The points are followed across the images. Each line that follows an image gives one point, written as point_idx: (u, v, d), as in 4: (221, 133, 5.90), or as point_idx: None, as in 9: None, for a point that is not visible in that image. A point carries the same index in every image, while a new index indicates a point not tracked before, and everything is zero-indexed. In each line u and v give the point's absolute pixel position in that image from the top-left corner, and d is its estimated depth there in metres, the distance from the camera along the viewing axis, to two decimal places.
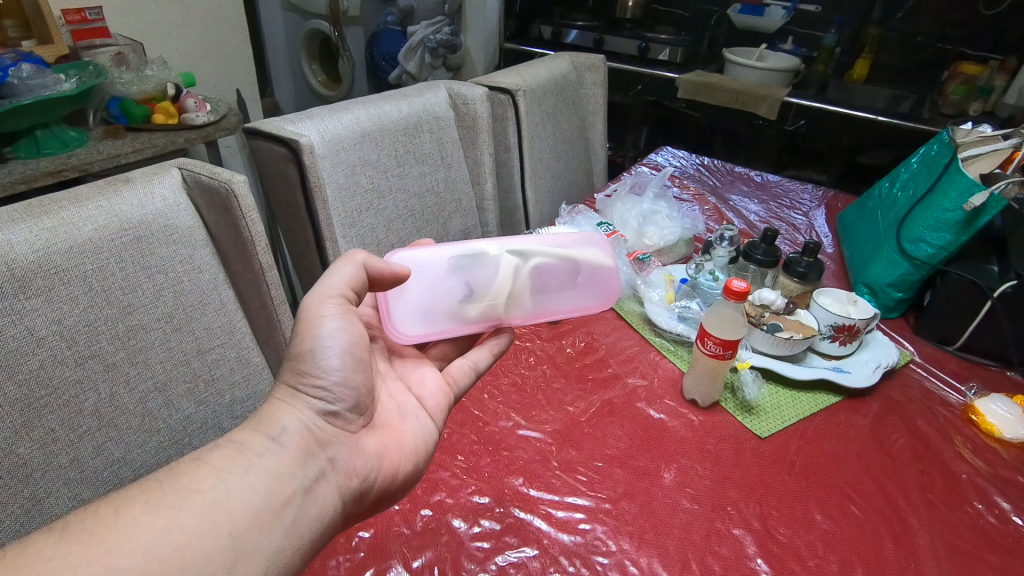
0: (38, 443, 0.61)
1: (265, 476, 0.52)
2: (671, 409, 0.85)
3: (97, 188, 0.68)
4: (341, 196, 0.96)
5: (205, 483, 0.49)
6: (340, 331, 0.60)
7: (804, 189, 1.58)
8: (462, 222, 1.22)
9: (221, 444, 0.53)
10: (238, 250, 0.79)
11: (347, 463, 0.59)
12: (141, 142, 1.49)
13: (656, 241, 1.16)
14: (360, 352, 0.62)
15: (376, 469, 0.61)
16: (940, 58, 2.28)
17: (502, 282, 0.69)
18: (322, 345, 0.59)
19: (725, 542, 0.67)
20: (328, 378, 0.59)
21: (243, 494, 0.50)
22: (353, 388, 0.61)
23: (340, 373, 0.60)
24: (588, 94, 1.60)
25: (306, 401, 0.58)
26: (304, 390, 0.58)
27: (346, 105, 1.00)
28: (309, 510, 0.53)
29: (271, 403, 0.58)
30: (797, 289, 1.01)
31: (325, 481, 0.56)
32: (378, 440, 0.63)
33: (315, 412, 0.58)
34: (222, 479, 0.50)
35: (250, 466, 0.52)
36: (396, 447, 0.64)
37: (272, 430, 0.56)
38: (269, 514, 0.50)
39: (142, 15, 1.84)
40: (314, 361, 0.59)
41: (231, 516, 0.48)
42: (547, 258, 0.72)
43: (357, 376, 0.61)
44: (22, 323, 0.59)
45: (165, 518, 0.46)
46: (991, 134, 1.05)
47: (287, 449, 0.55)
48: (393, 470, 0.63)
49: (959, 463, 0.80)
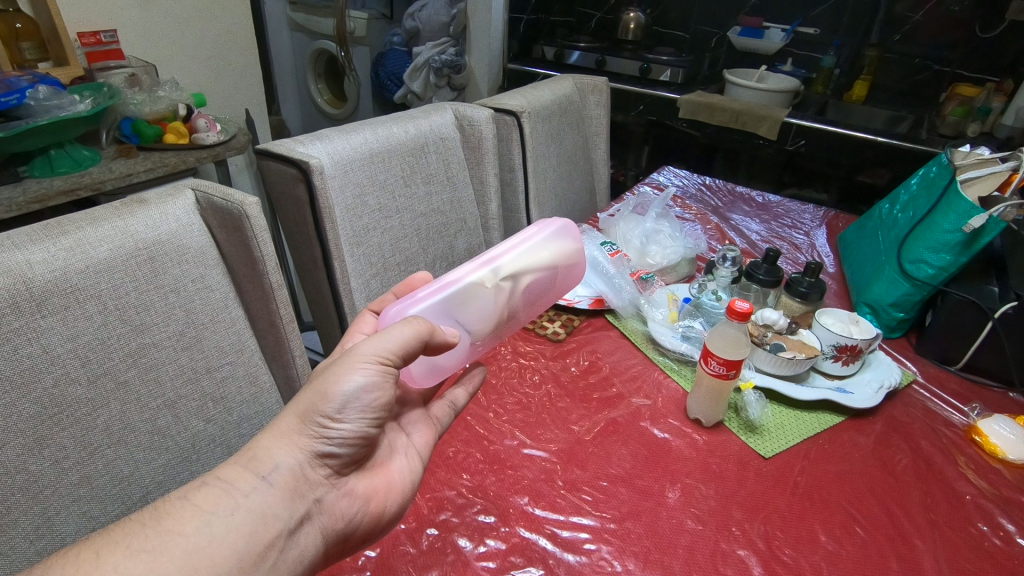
0: (49, 460, 0.62)
1: (250, 517, 0.52)
2: (675, 429, 0.85)
3: (113, 209, 0.69)
4: (350, 216, 0.98)
5: (188, 526, 0.50)
6: (369, 388, 0.58)
7: (805, 209, 1.59)
8: (467, 241, 1.23)
9: (209, 482, 0.54)
10: (248, 269, 0.80)
11: (333, 505, 0.59)
12: (153, 161, 1.52)
13: (659, 260, 1.17)
14: (382, 410, 0.59)
15: (362, 511, 0.61)
16: (937, 80, 2.32)
17: (498, 311, 0.71)
18: (347, 393, 0.57)
19: (730, 563, 0.67)
20: (341, 427, 0.57)
21: (226, 538, 0.51)
22: (360, 441, 0.59)
23: (354, 424, 0.58)
24: (591, 115, 1.63)
25: (309, 439, 0.57)
26: (312, 428, 0.57)
27: (355, 126, 1.03)
28: (289, 555, 0.54)
29: (268, 433, 0.57)
30: (798, 308, 1.00)
31: (309, 524, 0.56)
32: (367, 481, 0.63)
33: (312, 453, 0.57)
34: (205, 521, 0.51)
35: (236, 507, 0.52)
36: (384, 488, 0.63)
37: (262, 468, 0.55)
38: (250, 560, 0.51)
39: (155, 37, 1.88)
40: (334, 404, 0.57)
41: (212, 561, 0.49)
42: (532, 274, 0.74)
43: (369, 428, 0.60)
44: (38, 341, 0.60)
45: (145, 564, 0.47)
46: (989, 156, 1.07)
47: (275, 489, 0.55)
48: (378, 513, 0.62)
49: (963, 484, 0.80)
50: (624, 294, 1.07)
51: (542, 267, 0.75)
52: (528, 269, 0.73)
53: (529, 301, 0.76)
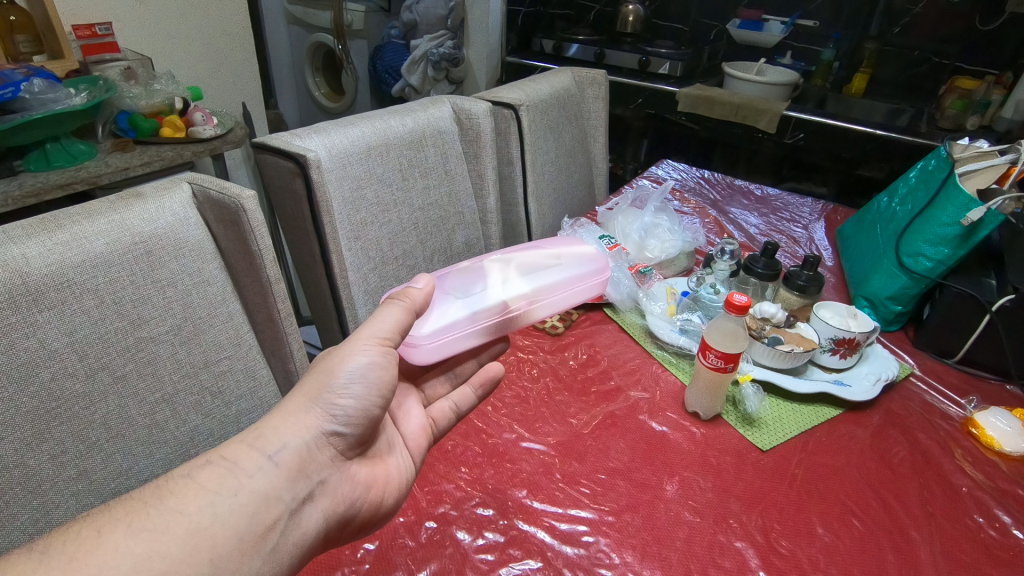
0: (48, 455, 0.62)
1: (253, 498, 0.52)
2: (673, 422, 0.86)
3: (110, 203, 0.69)
4: (347, 209, 0.98)
5: (191, 504, 0.50)
6: (374, 365, 0.60)
7: (804, 202, 1.59)
8: (465, 235, 1.23)
9: (213, 461, 0.53)
10: (246, 264, 0.79)
11: (335, 489, 0.59)
12: (150, 155, 1.52)
13: (658, 254, 1.17)
14: (386, 389, 0.62)
15: (362, 498, 0.61)
16: (936, 73, 2.31)
17: (489, 278, 0.73)
18: (354, 369, 0.59)
19: (728, 555, 0.68)
20: (346, 403, 0.59)
21: (229, 519, 0.50)
22: (365, 420, 0.61)
23: (359, 401, 0.60)
24: (590, 109, 1.62)
25: (315, 417, 0.58)
26: (319, 404, 0.58)
27: (352, 120, 1.02)
28: (292, 536, 0.54)
29: (274, 413, 0.58)
30: (797, 302, 1.01)
31: (312, 505, 0.56)
32: (368, 469, 0.63)
33: (318, 433, 0.58)
34: (208, 500, 0.51)
35: (239, 487, 0.52)
36: (383, 479, 0.64)
37: (268, 447, 0.55)
38: (252, 541, 0.51)
39: (151, 30, 1.87)
40: (340, 379, 0.59)
41: (214, 541, 0.49)
42: (526, 256, 0.77)
43: (374, 408, 0.61)
44: (35, 335, 0.60)
45: (145, 543, 0.46)
46: (988, 149, 1.07)
47: (280, 470, 0.55)
48: (378, 502, 0.63)
49: (960, 476, 0.80)
50: (622, 288, 1.07)
51: (540, 254, 0.79)
52: (520, 253, 0.78)
53: (538, 280, 0.75)
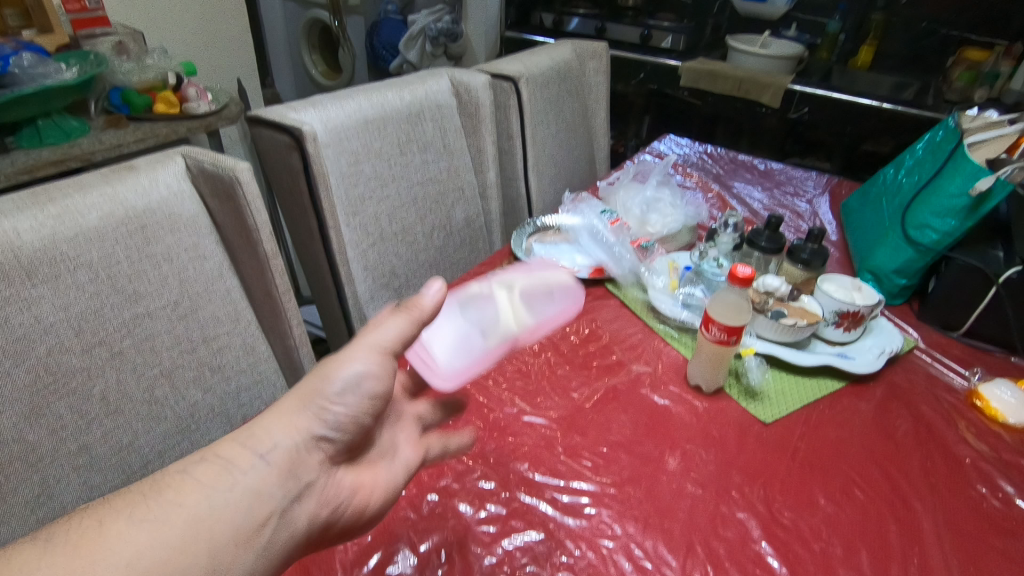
0: (46, 430, 0.62)
1: (246, 496, 0.51)
2: (675, 396, 0.85)
3: (102, 175, 0.68)
4: (345, 184, 0.96)
5: (187, 498, 0.49)
6: (369, 373, 0.57)
7: (808, 176, 1.57)
8: (464, 210, 1.21)
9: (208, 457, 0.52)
10: (242, 238, 0.78)
11: (324, 492, 0.57)
12: (144, 131, 1.50)
13: (660, 228, 1.16)
14: (380, 396, 0.59)
15: (350, 504, 0.59)
16: (944, 45, 2.26)
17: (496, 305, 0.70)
18: (348, 375, 0.56)
19: (730, 526, 0.68)
20: (340, 408, 0.57)
21: (222, 514, 0.49)
22: (357, 425, 0.59)
23: (351, 407, 0.57)
24: (590, 82, 1.59)
25: (307, 419, 0.56)
26: (311, 407, 0.56)
27: (347, 92, 1.00)
28: (279, 535, 0.53)
29: (267, 413, 0.56)
30: (800, 276, 0.99)
31: (300, 506, 0.55)
32: (356, 473, 0.61)
33: (310, 434, 0.56)
34: (203, 493, 0.49)
35: (235, 483, 0.51)
36: (371, 483, 0.62)
37: (261, 446, 0.54)
38: (243, 538, 0.50)
39: (142, 5, 1.83)
40: (335, 385, 0.56)
41: (208, 536, 0.48)
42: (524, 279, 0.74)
43: (365, 415, 0.59)
44: (29, 311, 0.60)
45: (141, 533, 0.46)
46: (997, 119, 1.04)
47: (272, 468, 0.53)
48: (362, 509, 0.60)
49: (963, 448, 0.80)
50: (624, 263, 1.06)
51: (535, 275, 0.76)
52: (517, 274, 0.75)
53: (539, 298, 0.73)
